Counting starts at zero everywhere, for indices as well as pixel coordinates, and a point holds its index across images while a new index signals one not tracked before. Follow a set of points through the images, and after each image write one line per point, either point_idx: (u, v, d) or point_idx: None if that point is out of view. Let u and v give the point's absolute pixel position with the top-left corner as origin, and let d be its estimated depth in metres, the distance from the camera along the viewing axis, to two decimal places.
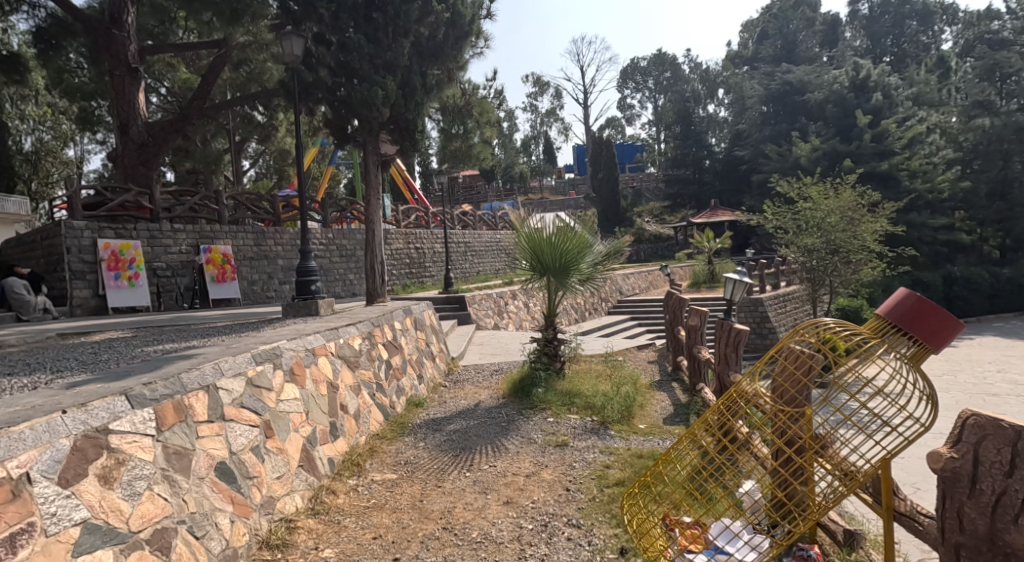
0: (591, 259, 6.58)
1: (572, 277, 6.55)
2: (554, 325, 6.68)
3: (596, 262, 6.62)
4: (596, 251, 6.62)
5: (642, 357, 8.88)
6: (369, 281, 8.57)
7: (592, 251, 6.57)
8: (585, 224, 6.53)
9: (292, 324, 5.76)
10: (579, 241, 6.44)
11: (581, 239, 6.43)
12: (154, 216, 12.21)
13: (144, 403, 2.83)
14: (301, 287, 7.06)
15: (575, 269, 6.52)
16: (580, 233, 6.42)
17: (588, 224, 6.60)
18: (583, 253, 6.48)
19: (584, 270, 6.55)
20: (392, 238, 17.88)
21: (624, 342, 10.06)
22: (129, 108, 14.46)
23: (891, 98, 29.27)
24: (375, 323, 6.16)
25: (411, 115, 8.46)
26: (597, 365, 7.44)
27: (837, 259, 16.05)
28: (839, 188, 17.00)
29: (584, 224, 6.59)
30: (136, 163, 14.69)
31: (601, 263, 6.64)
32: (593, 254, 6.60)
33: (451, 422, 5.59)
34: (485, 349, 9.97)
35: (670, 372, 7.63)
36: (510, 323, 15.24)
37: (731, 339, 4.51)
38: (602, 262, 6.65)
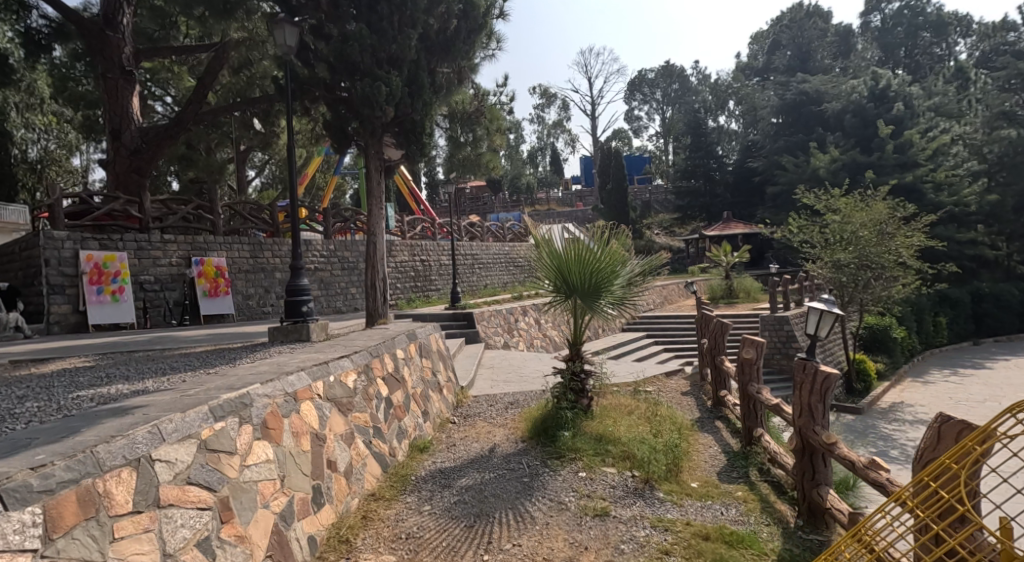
0: (625, 277, 5.67)
1: (602, 298, 5.63)
2: (581, 354, 5.79)
3: (630, 280, 5.70)
4: (630, 267, 5.71)
5: (672, 387, 7.94)
6: (369, 300, 7.63)
7: (624, 268, 5.65)
8: (617, 237, 5.63)
9: (279, 356, 4.91)
10: (611, 255, 5.53)
11: (613, 253, 5.53)
12: (143, 226, 11.37)
13: (27, 500, 1.95)
14: (291, 309, 6.16)
15: (606, 288, 5.60)
16: (612, 246, 5.51)
17: (620, 237, 5.68)
18: (616, 270, 5.58)
19: (616, 290, 5.63)
20: (397, 250, 17.04)
21: (650, 368, 9.14)
22: (123, 113, 13.68)
23: (912, 109, 28.43)
24: (374, 353, 5.27)
25: (419, 117, 7.63)
26: (629, 400, 6.51)
27: (869, 274, 15.09)
28: (868, 200, 16.09)
29: (616, 235, 5.68)
30: (128, 171, 13.68)
31: (635, 281, 5.72)
32: (627, 271, 5.69)
33: (462, 474, 4.68)
34: (497, 374, 9.06)
35: (710, 408, 6.72)
36: (522, 341, 14.30)
37: (818, 384, 3.60)
38: (636, 280, 5.72)
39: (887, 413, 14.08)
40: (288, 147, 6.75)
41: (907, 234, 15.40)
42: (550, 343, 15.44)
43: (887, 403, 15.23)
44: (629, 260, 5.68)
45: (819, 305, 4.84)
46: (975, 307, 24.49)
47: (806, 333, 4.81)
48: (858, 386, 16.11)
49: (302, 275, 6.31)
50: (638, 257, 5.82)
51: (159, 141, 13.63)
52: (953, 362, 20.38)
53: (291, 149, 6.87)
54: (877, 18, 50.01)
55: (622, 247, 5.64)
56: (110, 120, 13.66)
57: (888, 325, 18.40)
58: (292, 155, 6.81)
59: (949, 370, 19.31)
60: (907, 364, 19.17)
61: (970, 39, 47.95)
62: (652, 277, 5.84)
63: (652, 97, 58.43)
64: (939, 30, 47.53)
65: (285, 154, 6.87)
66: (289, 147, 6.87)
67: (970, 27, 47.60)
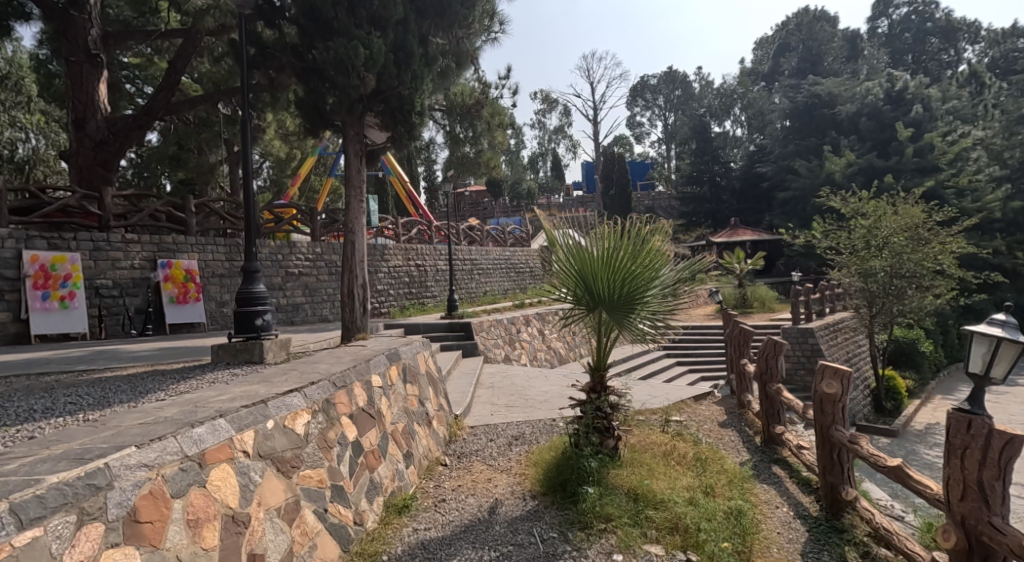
0: (664, 282, 4.39)
1: (634, 311, 4.35)
2: (605, 384, 4.60)
3: (671, 286, 4.40)
4: (670, 270, 4.42)
5: (706, 416, 6.71)
6: (345, 310, 6.35)
7: (661, 270, 4.36)
8: (651, 231, 4.34)
9: (208, 388, 3.64)
10: (643, 252, 4.26)
11: (645, 250, 4.26)
12: (103, 224, 10.14)
13: None
14: (242, 323, 4.91)
15: (637, 297, 4.33)
16: (645, 242, 4.25)
17: (654, 229, 4.38)
18: (652, 274, 4.31)
19: (653, 299, 4.35)
20: (390, 254, 15.76)
21: (676, 390, 7.93)
22: (87, 101, 12.24)
23: (930, 111, 27.34)
24: (338, 384, 4.01)
25: (406, 92, 6.39)
26: (664, 439, 5.26)
27: (904, 283, 13.84)
28: (898, 203, 14.88)
29: (652, 229, 4.39)
30: (92, 164, 12.41)
31: (676, 286, 4.41)
32: (665, 274, 4.40)
33: (453, 552, 3.42)
34: (498, 397, 7.80)
35: (760, 446, 5.48)
36: (524, 354, 13.03)
37: (992, 457, 2.89)
38: (678, 286, 4.42)
39: (926, 437, 12.82)
40: (243, 125, 5.54)
41: (943, 239, 14.18)
42: (556, 357, 14.15)
43: (922, 424, 14.00)
44: (667, 261, 4.39)
45: (982, 327, 3.49)
46: (1000, 318, 23.32)
47: (969, 370, 3.54)
48: (889, 405, 14.91)
49: (258, 279, 5.08)
50: (682, 257, 4.50)
51: (128, 131, 12.36)
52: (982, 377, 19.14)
53: (247, 124, 5.64)
54: (884, 23, 49.17)
55: (658, 244, 4.35)
56: (74, 109, 12.27)
57: (915, 338, 17.49)
58: (247, 132, 5.59)
59: (980, 386, 18.06)
60: (934, 380, 17.96)
61: (979, 45, 46.87)
62: (697, 283, 4.52)
63: (654, 103, 57.13)
64: (949, 35, 46.39)
65: (240, 130, 5.62)
66: (243, 122, 5.63)
67: (979, 33, 46.54)
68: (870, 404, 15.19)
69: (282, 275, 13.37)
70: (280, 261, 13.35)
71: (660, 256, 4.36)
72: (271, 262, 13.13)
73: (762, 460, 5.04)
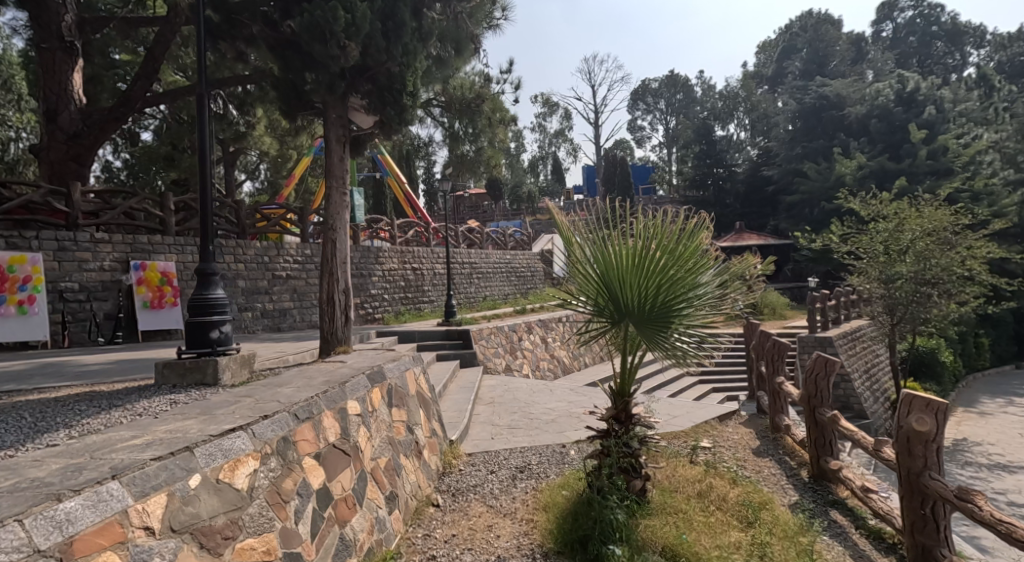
0: (709, 286, 3.56)
1: (673, 325, 3.51)
2: (630, 415, 3.84)
3: (717, 293, 3.58)
4: (717, 273, 3.59)
5: (735, 440, 5.90)
6: (323, 319, 5.51)
7: (706, 274, 3.53)
8: (695, 223, 3.50)
9: (125, 424, 2.80)
10: (685, 249, 3.43)
11: (687, 248, 3.44)
12: (70, 222, 9.32)
13: None
14: (194, 336, 4.08)
15: (677, 307, 3.49)
16: (687, 239, 3.42)
17: (697, 221, 3.54)
18: (697, 278, 3.49)
19: (696, 309, 3.52)
20: (385, 256, 14.93)
21: (700, 408, 7.08)
22: (60, 90, 11.42)
23: (943, 113, 26.58)
24: (301, 417, 3.19)
25: (395, 68, 5.69)
26: (697, 476, 4.43)
27: (930, 290, 13.03)
28: (921, 205, 14.10)
29: (695, 220, 3.54)
30: (65, 158, 11.54)
31: (723, 292, 3.60)
32: (711, 278, 3.58)
33: None
34: (500, 416, 6.98)
35: (809, 481, 4.65)
36: (526, 364, 12.19)
37: None
38: (726, 292, 3.59)
39: (955, 455, 12.00)
40: (199, 101, 4.54)
41: (969, 244, 13.40)
42: (560, 367, 13.29)
43: (948, 440, 13.19)
44: (714, 262, 3.56)
45: None
46: (1018, 326, 22.49)
47: None
48: None
49: (216, 284, 4.26)
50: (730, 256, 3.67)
51: (103, 123, 11.54)
52: (1003, 389, 18.29)
53: (203, 100, 4.62)
54: (888, 27, 48.43)
55: (705, 239, 3.52)
56: (46, 99, 11.46)
57: (935, 348, 16.69)
58: (203, 109, 4.58)
59: (1002, 398, 17.22)
60: (954, 392, 17.14)
61: (984, 49, 46.28)
62: (746, 287, 3.71)
63: (655, 107, 56.37)
64: (955, 39, 45.73)
65: (196, 107, 4.60)
66: (200, 97, 4.61)
67: (984, 36, 45.95)
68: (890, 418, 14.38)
69: (269, 278, 12.55)
70: (267, 264, 12.53)
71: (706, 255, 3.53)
72: (256, 265, 12.29)
73: (815, 501, 4.22)
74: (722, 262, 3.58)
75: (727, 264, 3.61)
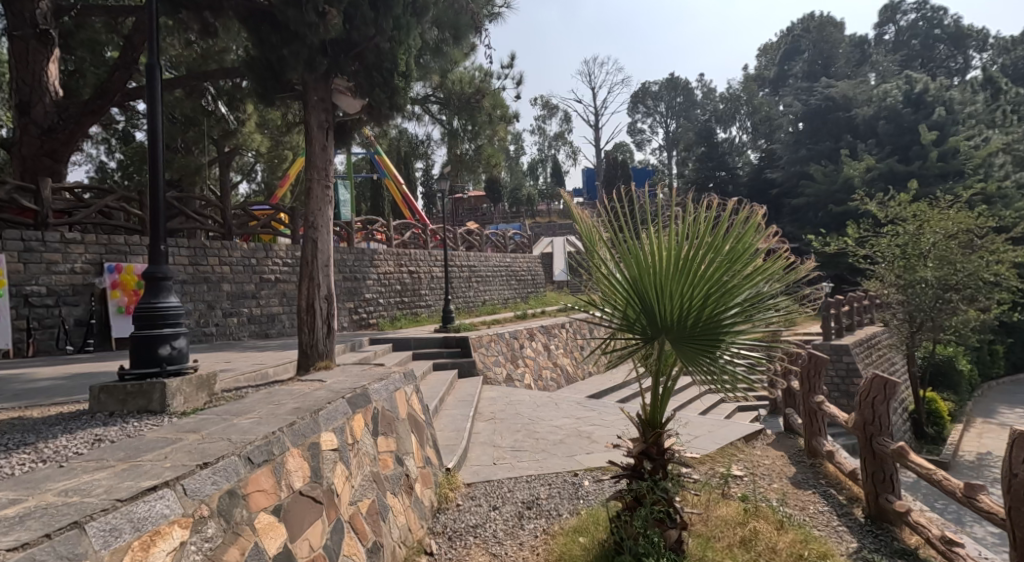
0: (767, 294, 2.87)
1: (724, 339, 2.80)
2: (664, 457, 3.17)
3: (777, 302, 2.88)
4: (778, 278, 2.89)
5: (769, 466, 5.23)
6: (303, 329, 4.86)
7: (767, 277, 2.84)
8: (750, 216, 2.82)
9: (14, 477, 2.13)
10: (737, 245, 2.77)
11: (741, 243, 2.77)
12: (39, 221, 8.64)
13: None
14: (139, 353, 3.40)
15: (729, 317, 2.80)
16: (741, 231, 2.75)
17: (753, 212, 2.86)
18: (754, 283, 2.80)
19: (752, 320, 2.82)
20: (380, 259, 14.27)
21: (723, 426, 6.40)
22: (33, 82, 10.74)
23: (953, 114, 26.00)
24: (255, 463, 2.50)
25: (385, 45, 5.03)
26: (738, 518, 3.75)
27: (952, 297, 12.40)
28: (942, 208, 13.45)
29: (752, 211, 2.87)
30: (38, 154, 10.91)
31: (785, 301, 2.90)
32: (770, 283, 2.88)
33: None
34: (503, 436, 6.31)
35: (865, 523, 3.96)
36: (528, 374, 11.45)
37: None
38: (790, 299, 2.89)
39: (980, 471, 11.31)
40: (150, 74, 3.88)
41: (994, 247, 12.75)
42: (564, 376, 12.56)
43: (971, 454, 12.48)
44: (775, 264, 2.86)
45: None
46: None
47: None
48: (931, 431, 13.39)
49: (169, 292, 3.59)
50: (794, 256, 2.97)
51: (80, 117, 10.87)
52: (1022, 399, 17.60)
53: (156, 73, 3.93)
54: (891, 29, 47.83)
55: (765, 235, 2.84)
56: (18, 91, 10.79)
57: (952, 356, 16.02)
58: (156, 83, 3.90)
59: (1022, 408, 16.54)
60: (971, 401, 16.47)
61: (987, 52, 45.79)
62: (809, 295, 3.02)
63: (655, 110, 55.86)
64: (959, 42, 45.25)
65: (147, 80, 3.91)
66: (152, 69, 3.92)
67: (987, 40, 45.47)
68: (909, 430, 13.71)
69: (256, 281, 11.87)
70: (254, 267, 11.84)
71: (766, 254, 2.85)
72: (242, 267, 11.61)
73: (880, 551, 3.53)
74: (785, 265, 2.89)
75: (787, 266, 2.92)
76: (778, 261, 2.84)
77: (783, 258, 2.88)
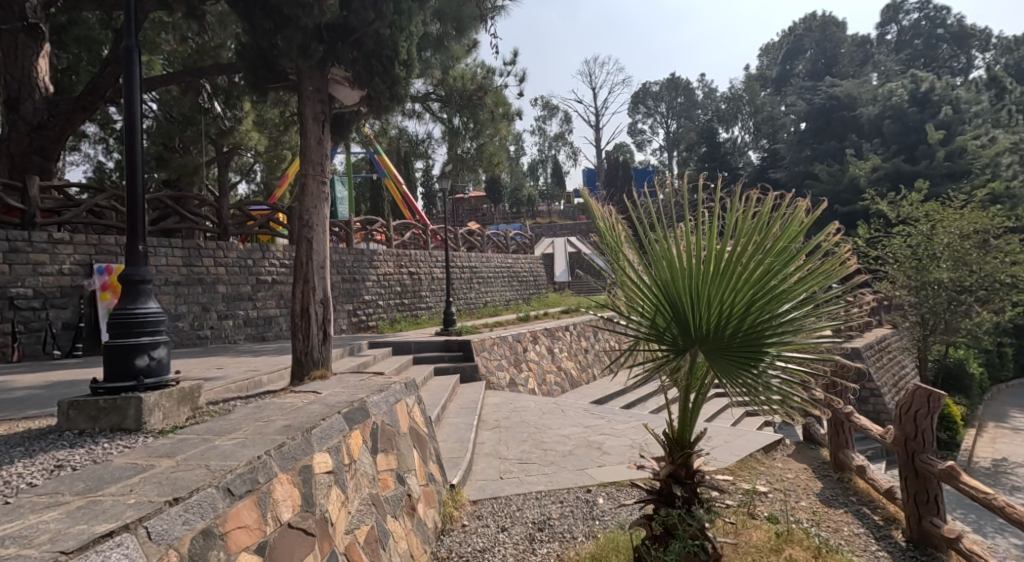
0: (818, 298, 2.53)
1: (768, 348, 2.46)
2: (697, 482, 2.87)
3: (830, 307, 2.54)
4: (831, 279, 2.55)
5: (792, 480, 4.92)
6: (298, 336, 4.55)
7: (821, 279, 2.51)
8: (797, 210, 2.49)
9: None
10: (785, 242, 2.45)
11: (790, 239, 2.45)
12: (26, 221, 8.34)
13: None
14: (112, 367, 3.07)
15: (774, 324, 2.47)
16: (790, 226, 2.44)
17: (801, 206, 2.53)
18: (804, 286, 2.46)
19: (801, 328, 2.49)
20: (379, 260, 13.95)
21: (740, 435, 6.09)
22: (22, 77, 10.40)
23: (960, 113, 25.72)
24: (237, 495, 2.19)
25: (385, 31, 4.77)
26: (771, 543, 3.43)
27: (966, 298, 12.09)
28: (954, 207, 13.15)
29: (803, 206, 2.55)
30: (27, 151, 10.56)
31: (839, 306, 2.56)
32: (822, 286, 2.54)
33: None
34: (509, 446, 6.00)
35: (907, 547, 3.65)
36: (532, 379, 11.13)
37: None
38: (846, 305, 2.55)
39: (997, 478, 10.99)
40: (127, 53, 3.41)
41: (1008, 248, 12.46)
42: (568, 380, 12.23)
43: (986, 460, 12.16)
44: (828, 263, 2.51)
45: None
46: None
47: None
48: (943, 435, 13.08)
49: (147, 297, 3.26)
50: (850, 258, 2.64)
51: (70, 113, 10.53)
52: None
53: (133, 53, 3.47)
54: (894, 29, 47.59)
55: (816, 232, 2.51)
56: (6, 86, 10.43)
57: (963, 359, 15.72)
58: (134, 69, 3.43)
59: None
60: (982, 405, 16.16)
61: (989, 52, 45.54)
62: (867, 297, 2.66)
63: (656, 110, 55.54)
64: (961, 42, 44.95)
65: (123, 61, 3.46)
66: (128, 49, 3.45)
67: (990, 39, 45.21)
68: None
69: (253, 282, 11.54)
70: (250, 268, 11.52)
71: (819, 254, 2.52)
72: (238, 268, 11.29)
73: None
74: (840, 265, 2.55)
75: (841, 266, 2.56)
76: (834, 261, 2.51)
77: (839, 257, 2.53)
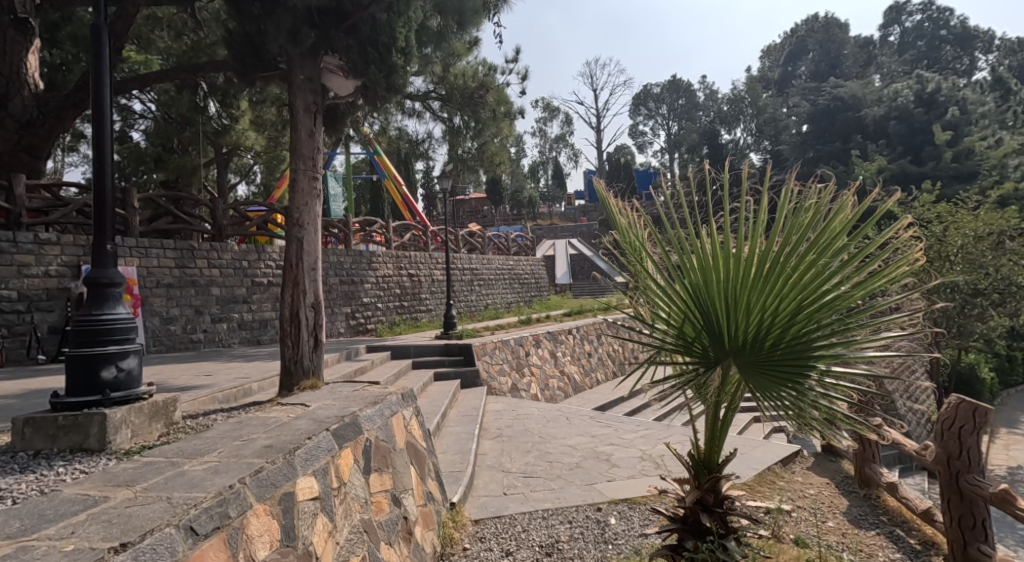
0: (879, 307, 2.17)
1: (816, 362, 2.13)
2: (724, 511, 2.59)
3: (893, 317, 2.17)
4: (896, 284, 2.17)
5: (815, 497, 4.61)
6: (287, 342, 4.24)
7: (885, 284, 2.15)
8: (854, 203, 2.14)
9: None
10: (836, 241, 2.12)
11: (842, 236, 2.12)
12: (11, 221, 8.01)
13: None
14: (75, 379, 2.76)
15: (824, 334, 2.13)
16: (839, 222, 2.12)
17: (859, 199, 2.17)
18: (861, 292, 2.12)
19: (855, 340, 2.15)
20: (378, 261, 13.64)
21: (756, 446, 5.77)
22: (9, 73, 9.96)
23: (967, 114, 25.43)
24: (202, 535, 1.88)
25: (382, 15, 4.58)
26: None
27: (980, 301, 11.77)
28: (967, 208, 12.83)
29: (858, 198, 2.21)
30: (16, 149, 10.26)
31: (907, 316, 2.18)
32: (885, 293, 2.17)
33: None
34: (512, 458, 5.68)
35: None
36: (535, 384, 10.80)
37: None
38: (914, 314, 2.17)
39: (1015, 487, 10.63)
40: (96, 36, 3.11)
41: None
42: (572, 385, 11.91)
43: (1002, 468, 11.80)
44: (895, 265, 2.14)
45: None
46: None
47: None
48: None
49: (116, 302, 2.96)
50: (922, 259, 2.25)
51: (60, 110, 10.07)
52: None
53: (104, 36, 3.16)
54: (897, 30, 47.31)
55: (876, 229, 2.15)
56: None
57: (973, 364, 15.37)
58: (102, 51, 3.09)
59: None
60: (994, 411, 15.80)
61: (992, 54, 45.21)
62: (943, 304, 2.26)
63: (657, 112, 55.27)
64: (965, 43, 44.59)
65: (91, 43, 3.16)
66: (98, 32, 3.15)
67: (993, 41, 44.89)
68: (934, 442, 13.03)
69: (247, 284, 11.23)
70: (245, 270, 11.21)
71: (881, 254, 2.16)
72: (233, 270, 10.97)
73: None
74: (908, 268, 2.17)
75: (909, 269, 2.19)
76: (902, 262, 2.13)
77: (908, 258, 2.15)
